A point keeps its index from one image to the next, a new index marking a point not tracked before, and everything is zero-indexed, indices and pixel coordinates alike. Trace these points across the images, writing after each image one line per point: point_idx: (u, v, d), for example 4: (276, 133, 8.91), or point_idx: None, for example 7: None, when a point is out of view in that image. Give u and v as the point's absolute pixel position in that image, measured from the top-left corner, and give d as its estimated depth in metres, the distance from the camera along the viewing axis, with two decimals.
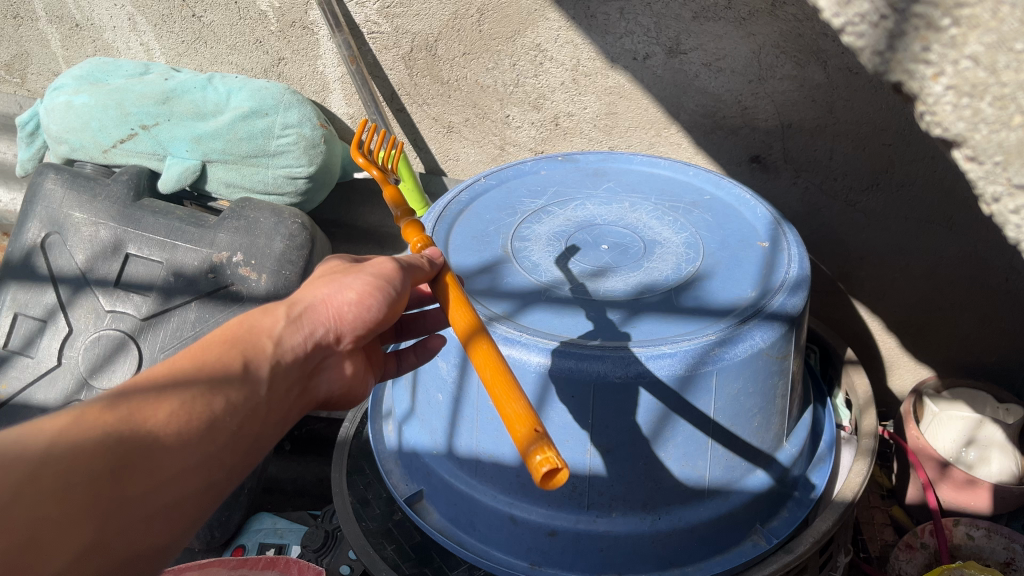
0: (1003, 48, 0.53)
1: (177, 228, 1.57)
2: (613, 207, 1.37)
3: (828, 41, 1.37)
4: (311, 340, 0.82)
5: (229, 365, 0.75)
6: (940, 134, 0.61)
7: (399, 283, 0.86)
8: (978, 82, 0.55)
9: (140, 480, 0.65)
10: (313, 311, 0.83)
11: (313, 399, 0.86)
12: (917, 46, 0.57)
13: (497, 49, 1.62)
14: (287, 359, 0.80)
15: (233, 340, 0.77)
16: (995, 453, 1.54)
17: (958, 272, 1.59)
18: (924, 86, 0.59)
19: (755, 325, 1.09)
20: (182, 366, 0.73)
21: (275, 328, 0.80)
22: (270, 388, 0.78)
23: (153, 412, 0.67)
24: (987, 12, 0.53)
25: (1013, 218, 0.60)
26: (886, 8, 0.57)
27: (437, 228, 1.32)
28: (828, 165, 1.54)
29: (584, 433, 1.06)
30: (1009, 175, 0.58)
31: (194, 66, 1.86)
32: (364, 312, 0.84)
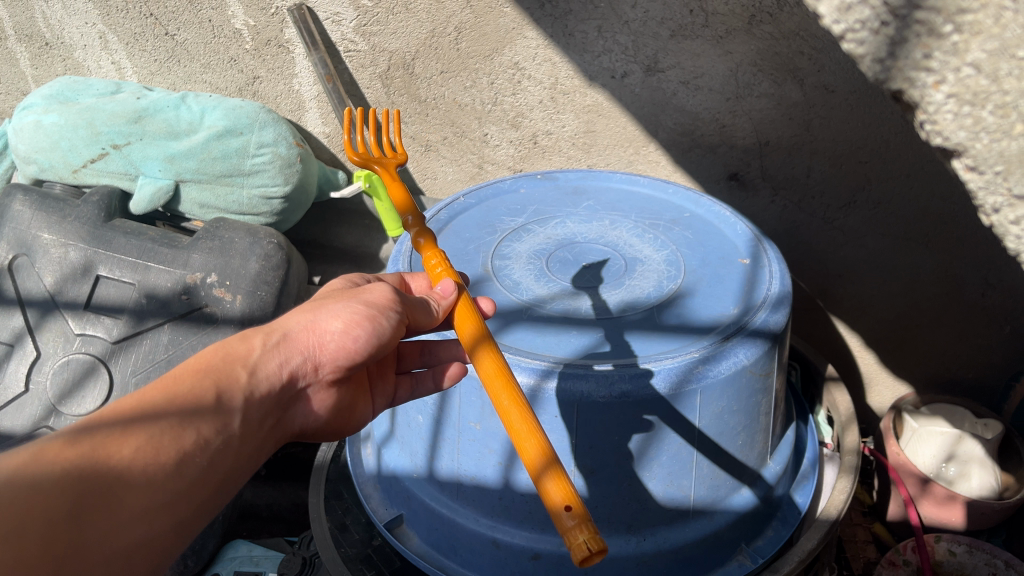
0: (1005, 55, 0.51)
1: (150, 249, 1.54)
2: (593, 225, 1.37)
3: (804, 59, 1.38)
4: (288, 368, 0.81)
5: (202, 397, 0.73)
6: (941, 143, 0.59)
7: (392, 314, 0.85)
8: (979, 90, 0.54)
9: (105, 519, 0.63)
10: (291, 340, 0.82)
11: (287, 431, 0.86)
12: (918, 53, 0.55)
13: (474, 68, 1.61)
14: (262, 390, 0.79)
15: (205, 370, 0.76)
16: (975, 468, 1.53)
17: (936, 287, 1.60)
18: (925, 94, 0.57)
19: (737, 342, 1.08)
20: (152, 398, 0.71)
21: (252, 356, 0.79)
22: (243, 421, 0.76)
23: (119, 446, 0.66)
24: (989, 18, 0.51)
25: (1013, 229, 0.60)
26: (887, 14, 0.55)
27: (416, 246, 1.31)
28: (805, 183, 1.55)
29: (568, 453, 1.04)
30: (1010, 184, 0.58)
31: (167, 85, 1.83)
32: (347, 341, 0.83)
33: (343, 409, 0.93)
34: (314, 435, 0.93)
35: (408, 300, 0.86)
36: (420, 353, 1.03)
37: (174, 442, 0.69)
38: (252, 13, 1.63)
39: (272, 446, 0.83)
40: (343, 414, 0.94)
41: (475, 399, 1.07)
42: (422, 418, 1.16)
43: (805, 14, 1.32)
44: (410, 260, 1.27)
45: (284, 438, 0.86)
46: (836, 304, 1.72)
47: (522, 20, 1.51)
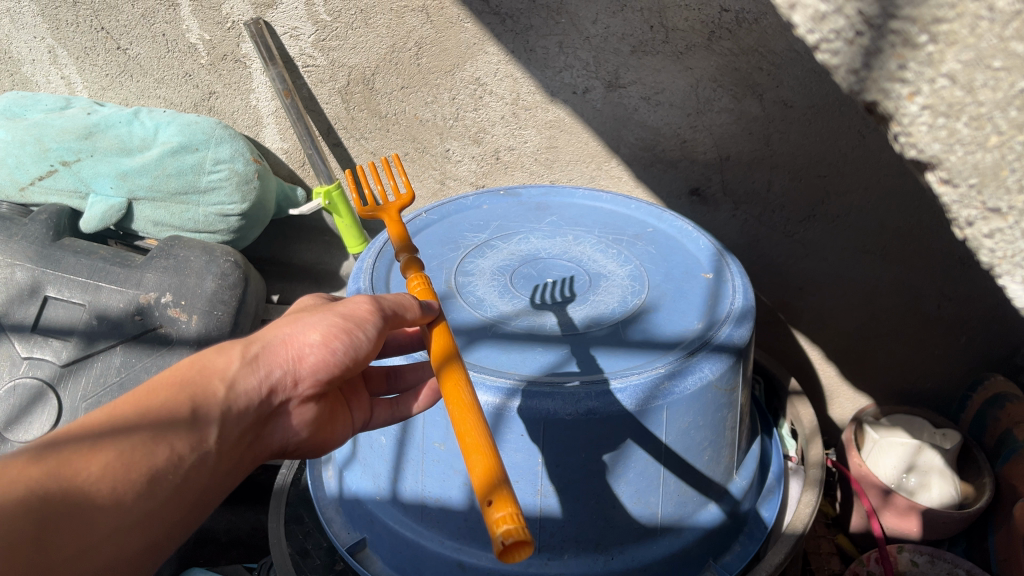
0: (981, 66, 0.48)
1: (101, 268, 1.49)
2: (556, 240, 1.36)
3: (762, 75, 1.39)
4: (267, 383, 0.78)
5: (177, 412, 0.71)
6: (915, 155, 0.57)
7: (370, 328, 0.81)
8: (954, 102, 0.51)
9: (68, 540, 0.62)
10: (270, 352, 0.79)
11: (266, 445, 0.83)
12: (893, 64, 0.53)
13: (435, 83, 1.60)
14: (240, 404, 0.76)
15: (181, 383, 0.74)
16: (934, 478, 1.53)
17: (894, 298, 1.62)
18: (899, 106, 0.55)
19: (702, 357, 1.07)
20: (124, 413, 0.69)
21: (229, 369, 0.77)
22: (220, 437, 0.74)
23: (87, 463, 0.64)
24: (965, 28, 0.48)
25: (988, 242, 0.59)
26: (862, 24, 0.52)
27: (377, 264, 1.29)
28: (765, 198, 1.56)
29: (535, 473, 1.03)
30: (984, 198, 0.56)
31: (119, 100, 1.79)
32: (329, 355, 0.79)
33: (326, 420, 0.90)
34: (297, 452, 0.90)
35: (388, 307, 0.81)
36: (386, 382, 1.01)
37: (146, 458, 0.67)
38: (207, 27, 1.60)
39: (251, 461, 0.81)
40: (331, 429, 0.91)
41: (440, 419, 1.05)
42: (385, 439, 1.13)
43: (763, 30, 1.34)
44: (371, 278, 1.24)
45: (265, 453, 0.84)
46: (797, 317, 1.74)
47: (483, 35, 1.51)
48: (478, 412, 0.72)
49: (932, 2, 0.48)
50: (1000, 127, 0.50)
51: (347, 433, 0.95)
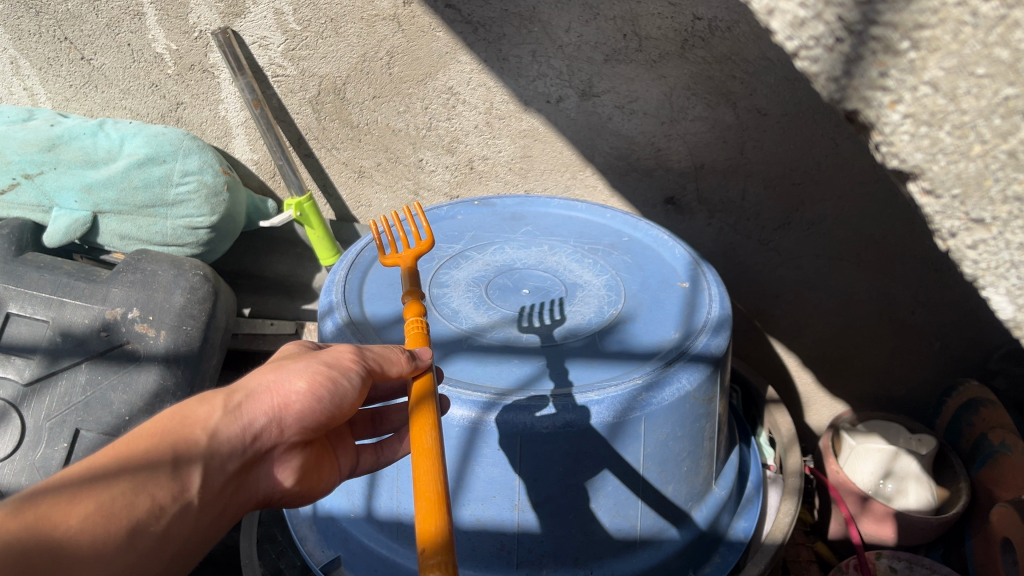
0: (964, 72, 0.48)
1: (65, 284, 1.46)
2: (531, 251, 1.35)
3: (736, 83, 1.40)
4: (251, 431, 0.76)
5: (159, 460, 0.69)
6: (896, 166, 0.56)
7: (354, 375, 0.79)
8: (937, 110, 0.51)
9: None
10: (254, 399, 0.77)
11: (252, 496, 0.79)
12: (874, 71, 0.52)
13: (408, 93, 1.58)
14: (223, 453, 0.74)
15: (162, 433, 0.71)
16: (912, 484, 1.54)
17: (869, 304, 1.63)
18: (880, 114, 0.54)
19: (680, 368, 1.06)
20: (105, 464, 0.67)
21: (212, 419, 0.74)
22: (202, 487, 0.72)
23: (67, 514, 0.62)
24: (948, 34, 0.48)
25: (971, 254, 0.57)
26: (842, 30, 0.52)
27: (349, 276, 1.26)
28: (740, 206, 1.56)
29: (511, 488, 1.01)
30: (967, 208, 0.54)
31: (84, 111, 1.76)
32: (312, 403, 0.78)
33: (316, 469, 0.86)
34: (285, 501, 0.86)
35: (371, 359, 0.79)
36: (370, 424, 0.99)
37: (128, 507, 0.66)
38: (174, 36, 1.58)
39: (236, 511, 0.78)
40: (325, 479, 0.87)
41: None
42: None
43: (736, 38, 1.34)
44: (344, 291, 1.22)
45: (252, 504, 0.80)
46: (773, 324, 1.73)
47: (455, 44, 1.49)
48: (437, 456, 0.71)
49: (914, 8, 0.48)
50: (983, 135, 0.50)
51: (334, 484, 0.90)
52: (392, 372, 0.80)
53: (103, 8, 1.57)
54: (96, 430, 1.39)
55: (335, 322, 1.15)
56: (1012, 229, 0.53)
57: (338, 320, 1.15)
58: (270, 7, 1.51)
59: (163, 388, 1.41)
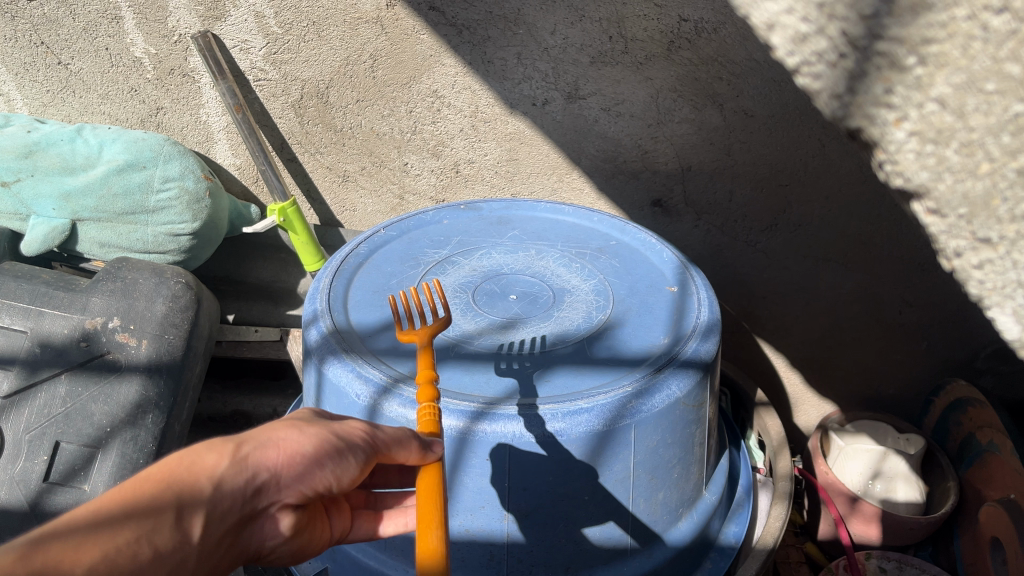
0: (973, 89, 0.45)
1: (43, 293, 1.42)
2: (519, 255, 1.33)
3: (722, 85, 1.39)
4: (254, 485, 0.71)
5: (163, 510, 0.64)
6: (902, 185, 0.52)
7: (359, 452, 0.75)
8: (944, 128, 0.47)
9: None
10: (262, 451, 0.72)
11: (246, 550, 0.74)
12: (879, 88, 0.49)
13: (392, 96, 1.56)
14: (225, 508, 0.68)
15: (167, 480, 0.66)
16: (900, 484, 1.54)
17: (856, 305, 1.63)
18: (886, 133, 0.50)
19: (670, 374, 1.05)
20: (108, 511, 0.61)
21: (218, 469, 0.69)
22: (200, 542, 0.66)
23: (70, 563, 0.57)
24: (956, 49, 0.44)
25: (976, 275, 0.53)
26: (845, 46, 0.49)
27: (334, 283, 1.25)
28: (727, 208, 1.56)
29: (501, 498, 1.00)
30: (975, 227, 0.51)
31: (62, 116, 1.71)
32: (315, 468, 0.73)
33: (309, 528, 0.81)
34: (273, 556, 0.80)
35: (375, 442, 0.76)
36: (365, 503, 0.92)
37: (131, 558, 0.61)
38: (153, 40, 1.55)
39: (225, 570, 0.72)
40: (314, 541, 0.82)
41: None
42: None
43: (723, 40, 1.34)
44: (328, 299, 1.21)
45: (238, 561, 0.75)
46: (761, 326, 1.73)
47: (440, 47, 1.48)
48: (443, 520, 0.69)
49: (921, 22, 0.45)
50: (991, 154, 0.46)
51: (324, 545, 0.84)
52: (398, 455, 0.76)
53: (80, 13, 1.54)
54: (76, 442, 1.36)
55: (320, 331, 1.13)
56: (1020, 249, 0.49)
57: (323, 329, 1.13)
58: (250, 10, 1.48)
59: (145, 400, 1.39)
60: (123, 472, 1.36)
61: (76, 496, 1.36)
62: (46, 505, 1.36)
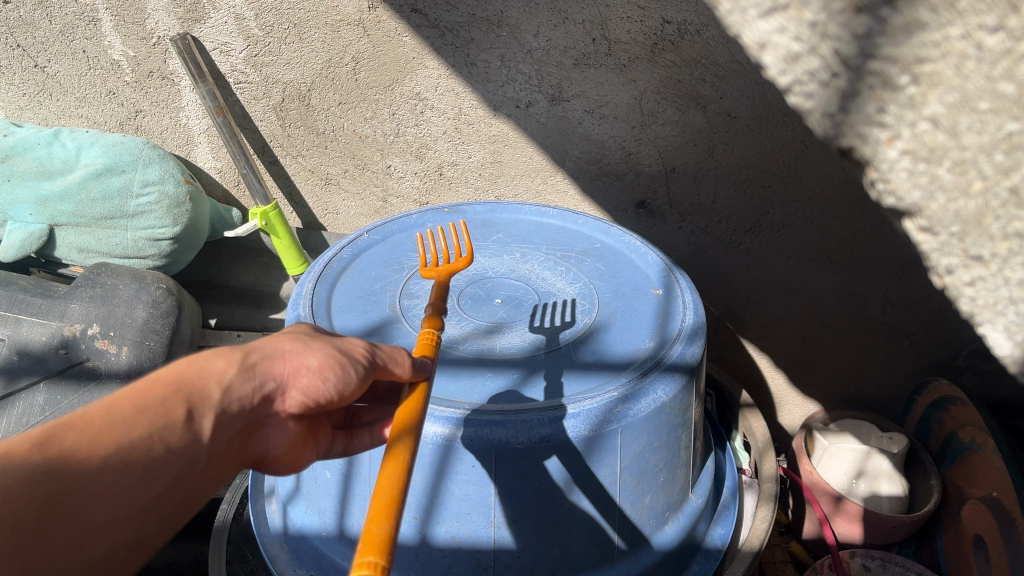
0: (966, 107, 0.44)
1: (21, 300, 1.40)
2: (503, 259, 1.33)
3: (706, 87, 1.39)
4: (260, 392, 0.72)
5: (178, 408, 0.64)
6: (893, 203, 0.52)
7: (363, 367, 0.76)
8: (936, 146, 0.46)
9: (72, 522, 0.55)
10: (267, 363, 0.73)
11: (248, 453, 0.75)
12: (872, 107, 0.48)
13: (374, 98, 1.55)
14: (235, 409, 0.70)
15: (178, 381, 0.67)
16: (883, 482, 1.54)
17: (839, 305, 1.64)
18: (878, 151, 0.50)
19: (656, 378, 1.05)
20: (123, 407, 0.62)
21: (226, 374, 0.70)
22: (213, 437, 0.68)
23: (92, 449, 0.58)
24: (950, 68, 0.43)
25: (968, 291, 0.53)
26: (838, 64, 0.48)
27: (317, 288, 1.24)
28: (711, 209, 1.56)
29: (487, 505, 0.99)
30: (967, 245, 0.50)
31: (38, 120, 1.70)
32: (321, 385, 0.74)
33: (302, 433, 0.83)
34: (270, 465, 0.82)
35: (377, 358, 0.76)
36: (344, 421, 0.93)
37: (146, 454, 0.61)
38: (131, 42, 1.53)
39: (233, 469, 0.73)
40: (302, 448, 0.84)
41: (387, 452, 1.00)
42: (329, 474, 1.08)
43: (706, 42, 1.33)
44: (311, 304, 1.19)
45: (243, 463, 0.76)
46: (745, 326, 1.73)
47: (422, 49, 1.47)
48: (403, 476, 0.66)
49: (915, 41, 0.44)
50: (984, 172, 0.46)
51: (310, 454, 0.87)
52: (394, 372, 0.78)
53: (56, 15, 1.52)
54: None
55: None
56: (1011, 266, 0.49)
57: None
58: (230, 12, 1.46)
59: None
60: None
61: None
62: None
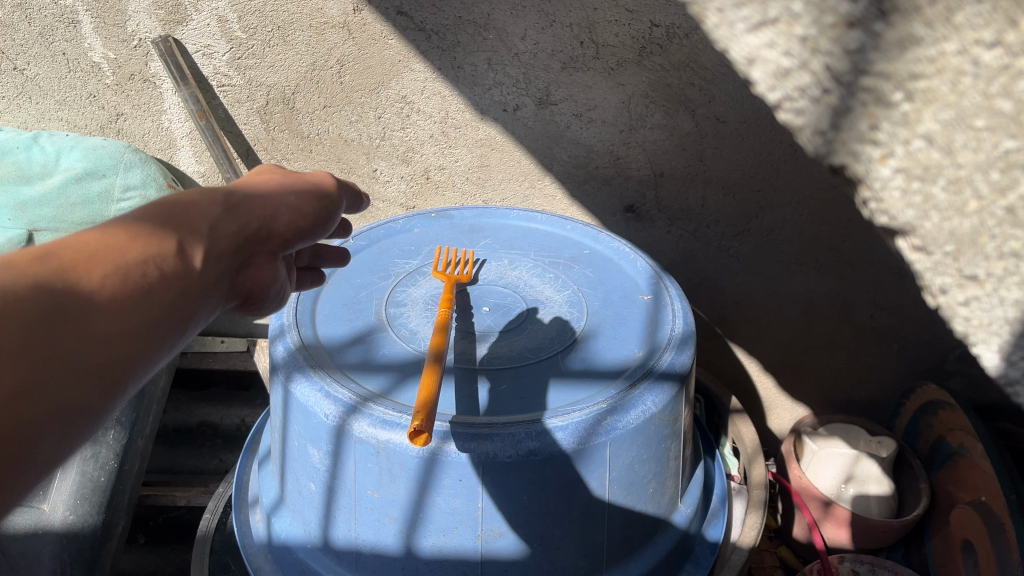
0: (961, 125, 0.41)
1: None
2: (491, 265, 1.32)
3: (694, 90, 1.38)
4: (253, 231, 0.60)
5: (170, 232, 0.53)
6: (886, 223, 0.48)
7: (336, 196, 0.71)
8: (930, 165, 0.43)
9: (68, 343, 0.44)
10: (252, 199, 0.61)
11: (244, 303, 0.63)
12: (864, 124, 0.44)
13: (360, 102, 1.53)
14: (231, 239, 0.58)
15: (160, 210, 0.55)
16: (872, 487, 1.53)
17: (828, 310, 1.63)
18: (869, 170, 0.46)
19: (645, 389, 1.04)
20: (108, 231, 0.50)
21: (212, 209, 0.58)
22: (212, 270, 0.55)
23: (81, 268, 0.46)
24: (945, 84, 0.40)
25: (963, 312, 0.48)
26: (830, 80, 0.44)
27: (302, 296, 1.22)
28: (700, 213, 1.55)
29: (473, 518, 0.98)
30: (961, 265, 0.46)
31: (17, 123, 1.64)
32: (303, 216, 0.65)
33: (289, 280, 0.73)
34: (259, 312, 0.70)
35: (332, 194, 0.70)
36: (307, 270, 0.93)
37: (137, 277, 0.49)
38: (112, 45, 1.51)
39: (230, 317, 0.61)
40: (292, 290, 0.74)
41: (372, 465, 0.98)
42: (314, 486, 1.06)
43: (694, 45, 1.33)
44: (296, 312, 1.18)
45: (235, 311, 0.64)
46: (734, 331, 1.73)
47: (408, 52, 1.45)
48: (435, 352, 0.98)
49: (909, 56, 0.41)
50: (980, 191, 0.42)
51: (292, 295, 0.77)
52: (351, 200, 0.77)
53: (36, 17, 1.49)
54: None
55: (287, 346, 1.10)
56: (1007, 287, 0.45)
57: (290, 345, 1.10)
58: (213, 14, 1.45)
59: None
60: (83, 492, 1.29)
61: (37, 518, 1.23)
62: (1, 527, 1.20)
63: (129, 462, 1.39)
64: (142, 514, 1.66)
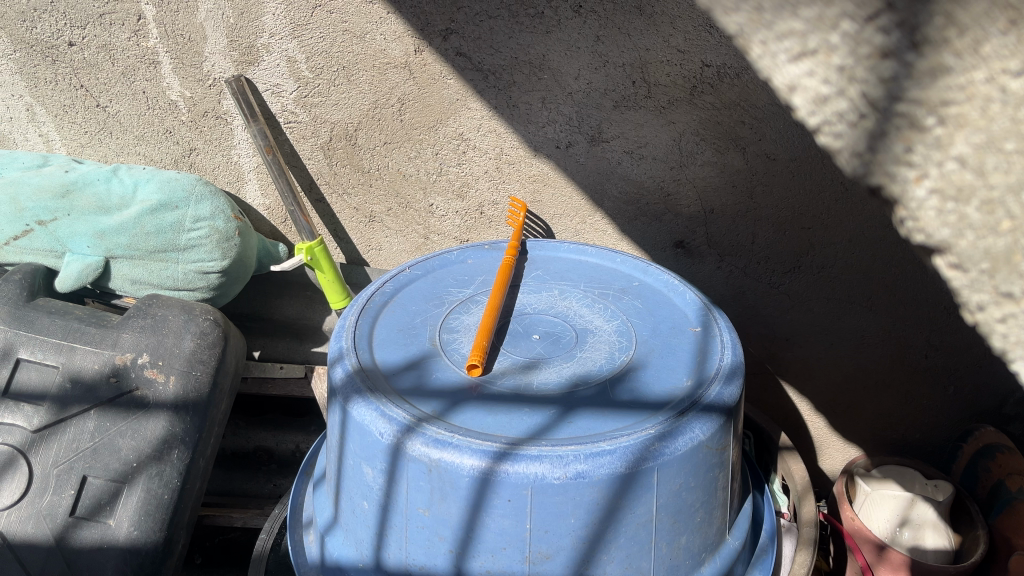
0: (992, 148, 0.47)
1: (76, 329, 1.41)
2: (542, 295, 1.35)
3: (746, 128, 1.41)
4: None
5: None
6: (922, 242, 0.53)
7: None
8: (964, 186, 0.49)
9: None
10: None
11: None
12: (899, 147, 0.51)
13: (418, 139, 1.59)
14: None
15: None
16: (928, 532, 1.49)
17: (881, 348, 1.62)
18: (906, 190, 0.52)
19: (692, 418, 1.05)
20: None
21: None
22: None
23: None
24: (975, 110, 0.47)
25: (1000, 328, 0.53)
26: (866, 106, 0.51)
27: (359, 321, 1.26)
28: (750, 249, 1.56)
29: (522, 539, 0.99)
30: (997, 282, 0.51)
31: (98, 157, 1.75)
32: None
33: None
34: None
35: None
36: None
37: None
38: (189, 84, 1.59)
39: None
40: None
41: (424, 484, 1.01)
42: (367, 504, 1.10)
43: (745, 84, 1.36)
44: (354, 336, 1.22)
45: None
46: (785, 368, 1.72)
47: (466, 91, 1.50)
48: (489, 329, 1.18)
49: (941, 84, 0.47)
50: (1012, 211, 0.48)
51: None
52: None
53: (119, 57, 1.59)
54: (103, 477, 1.36)
55: (345, 369, 1.14)
56: None
57: (348, 367, 1.14)
58: (283, 56, 1.52)
59: (171, 435, 1.40)
60: (148, 508, 1.37)
61: (102, 532, 1.36)
62: (73, 539, 1.36)
63: (193, 481, 1.43)
64: (199, 534, 1.73)
